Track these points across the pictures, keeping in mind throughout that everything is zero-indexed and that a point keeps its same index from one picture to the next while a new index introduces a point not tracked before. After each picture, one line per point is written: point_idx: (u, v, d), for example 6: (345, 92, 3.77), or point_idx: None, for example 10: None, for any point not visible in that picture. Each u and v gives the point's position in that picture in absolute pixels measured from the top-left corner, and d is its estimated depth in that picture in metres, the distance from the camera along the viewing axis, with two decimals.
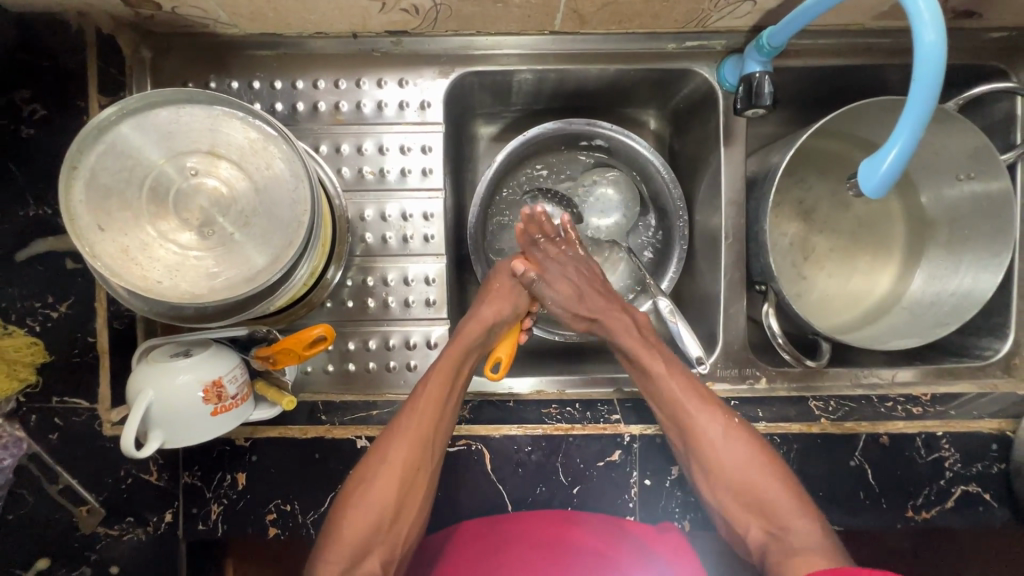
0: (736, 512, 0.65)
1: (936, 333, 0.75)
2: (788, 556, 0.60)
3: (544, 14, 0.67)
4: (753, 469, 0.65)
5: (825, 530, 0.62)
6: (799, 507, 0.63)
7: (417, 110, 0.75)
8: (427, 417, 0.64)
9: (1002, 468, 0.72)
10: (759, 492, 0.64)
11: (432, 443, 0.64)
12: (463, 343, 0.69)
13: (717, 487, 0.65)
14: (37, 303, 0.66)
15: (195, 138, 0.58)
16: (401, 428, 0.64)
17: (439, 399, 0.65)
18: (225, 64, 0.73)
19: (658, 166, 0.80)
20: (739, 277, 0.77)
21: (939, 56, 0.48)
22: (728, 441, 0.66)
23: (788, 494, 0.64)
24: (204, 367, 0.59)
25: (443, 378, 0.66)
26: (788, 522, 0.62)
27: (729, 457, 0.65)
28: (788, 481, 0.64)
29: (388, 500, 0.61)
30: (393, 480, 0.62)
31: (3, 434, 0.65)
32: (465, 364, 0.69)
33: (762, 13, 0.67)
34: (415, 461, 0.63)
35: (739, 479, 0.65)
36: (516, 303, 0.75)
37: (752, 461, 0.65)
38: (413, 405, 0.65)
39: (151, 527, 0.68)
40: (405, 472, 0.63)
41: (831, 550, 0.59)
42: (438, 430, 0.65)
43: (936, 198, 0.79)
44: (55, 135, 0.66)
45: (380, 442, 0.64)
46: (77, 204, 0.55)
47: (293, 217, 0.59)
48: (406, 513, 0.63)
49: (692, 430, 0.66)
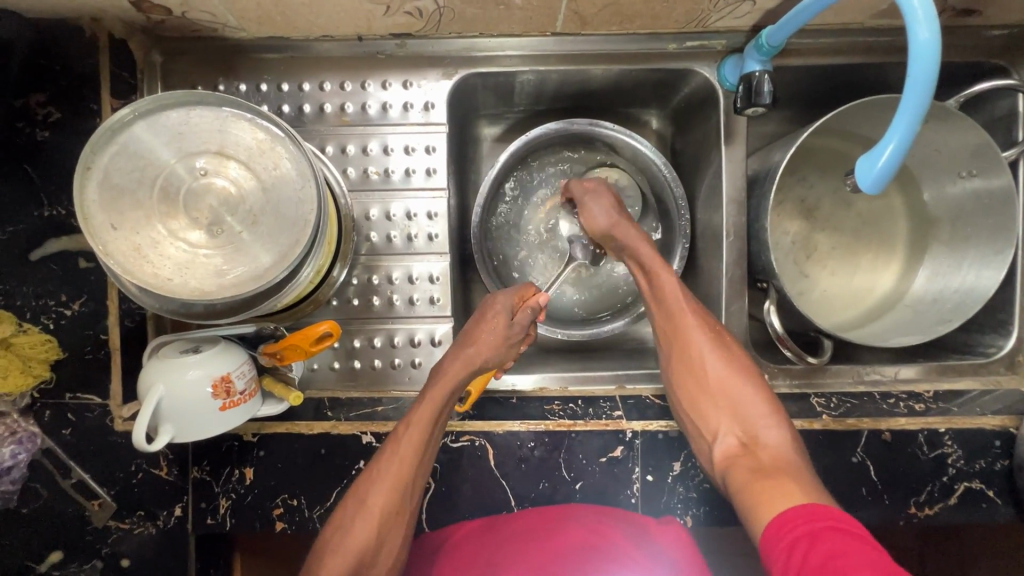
0: (708, 420, 0.65)
1: (938, 329, 0.75)
2: (756, 462, 0.60)
3: (545, 16, 0.68)
4: (731, 379, 0.67)
5: (796, 445, 0.62)
6: (773, 415, 0.64)
7: (421, 110, 0.76)
8: (406, 462, 0.63)
9: (1005, 464, 0.72)
10: (736, 401, 0.65)
11: (411, 483, 0.64)
12: (448, 384, 0.66)
13: (695, 389, 0.67)
14: (50, 302, 0.67)
15: (205, 139, 0.59)
16: (381, 468, 0.63)
17: (419, 443, 0.64)
18: (233, 68, 0.74)
19: (659, 165, 0.80)
20: (741, 274, 0.77)
21: (933, 53, 0.49)
22: (714, 357, 0.67)
23: (762, 403, 0.65)
24: (213, 364, 0.60)
25: (422, 423, 0.65)
26: (761, 434, 0.63)
27: (714, 363, 0.67)
28: (766, 397, 0.65)
29: (371, 531, 0.61)
30: (375, 518, 0.61)
31: (18, 428, 0.66)
32: (445, 412, 0.66)
33: (762, 13, 0.68)
34: (397, 499, 0.63)
35: (717, 387, 0.66)
36: (502, 351, 0.70)
37: (737, 370, 0.67)
38: (395, 444, 0.64)
39: (160, 521, 0.69)
40: (386, 509, 0.62)
41: (797, 462, 0.59)
42: (418, 470, 0.64)
43: (938, 195, 0.80)
44: (68, 138, 0.67)
45: (364, 480, 0.64)
46: (91, 203, 0.56)
47: (300, 216, 0.60)
48: (393, 533, 0.62)
49: (680, 338, 0.69)
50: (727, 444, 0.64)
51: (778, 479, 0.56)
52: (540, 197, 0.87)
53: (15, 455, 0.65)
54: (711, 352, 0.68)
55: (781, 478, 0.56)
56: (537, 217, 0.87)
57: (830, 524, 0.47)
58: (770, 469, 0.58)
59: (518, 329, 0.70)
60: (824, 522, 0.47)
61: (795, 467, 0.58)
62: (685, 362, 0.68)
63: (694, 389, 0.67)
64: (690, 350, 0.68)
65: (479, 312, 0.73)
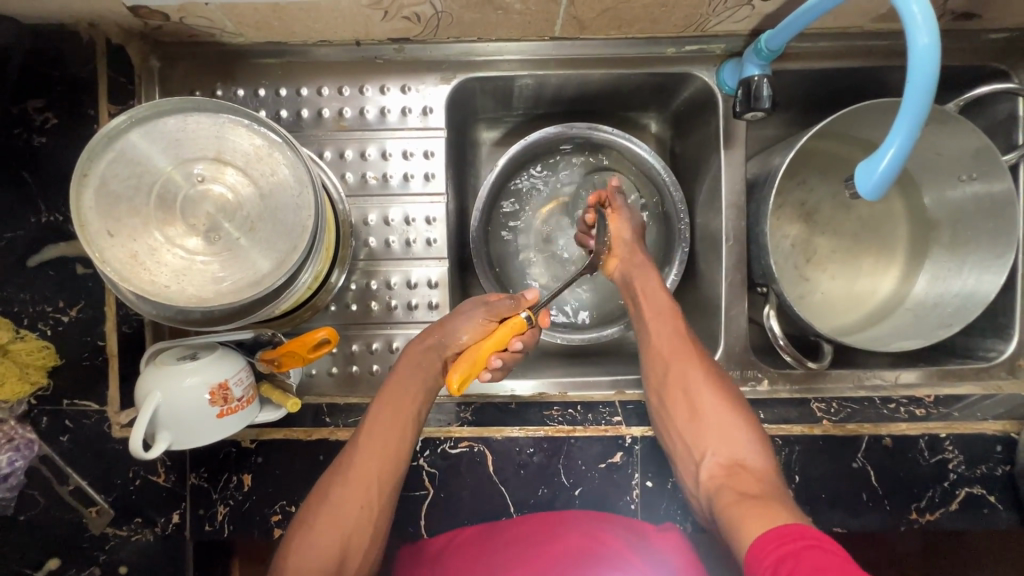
0: (692, 441, 0.63)
1: (939, 333, 0.75)
2: (739, 484, 0.57)
3: (545, 21, 0.68)
4: (718, 400, 0.64)
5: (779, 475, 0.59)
6: (753, 438, 0.62)
7: (419, 115, 0.75)
8: (370, 460, 0.61)
9: (1007, 470, 0.71)
10: (719, 419, 0.63)
11: (377, 485, 0.61)
12: (402, 372, 0.67)
13: (680, 408, 0.65)
14: (48, 308, 0.67)
15: (202, 146, 0.59)
16: (343, 473, 0.61)
17: (381, 438, 0.62)
18: (232, 73, 0.74)
19: (659, 169, 0.80)
20: (741, 278, 0.77)
21: (933, 58, 0.49)
22: (699, 375, 0.66)
23: (747, 429, 0.62)
24: (211, 370, 0.60)
25: (389, 411, 0.64)
26: (744, 458, 0.60)
27: (695, 378, 0.66)
28: (749, 421, 0.63)
29: (336, 534, 0.58)
30: (337, 518, 0.58)
31: (17, 435, 0.66)
32: (408, 393, 0.66)
33: (761, 17, 0.68)
34: (360, 499, 0.59)
35: (703, 406, 0.64)
36: (460, 327, 0.69)
37: (718, 391, 0.65)
38: (358, 440, 0.63)
39: (158, 528, 0.69)
40: (352, 513, 0.59)
41: (781, 489, 0.56)
42: (385, 467, 0.61)
43: (939, 198, 0.79)
44: (66, 143, 0.67)
45: (331, 474, 0.62)
46: (87, 210, 0.56)
47: (297, 221, 0.60)
48: (360, 536, 0.59)
49: (666, 354, 0.68)
50: (712, 466, 0.61)
51: (763, 503, 0.53)
52: (540, 201, 0.87)
53: (13, 462, 0.65)
54: (697, 370, 0.66)
55: (766, 501, 0.53)
56: (536, 223, 0.87)
57: (812, 543, 0.45)
58: (754, 493, 0.55)
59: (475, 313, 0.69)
60: (804, 541, 0.45)
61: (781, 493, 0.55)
62: (670, 379, 0.67)
63: (679, 403, 0.66)
64: (676, 365, 0.67)
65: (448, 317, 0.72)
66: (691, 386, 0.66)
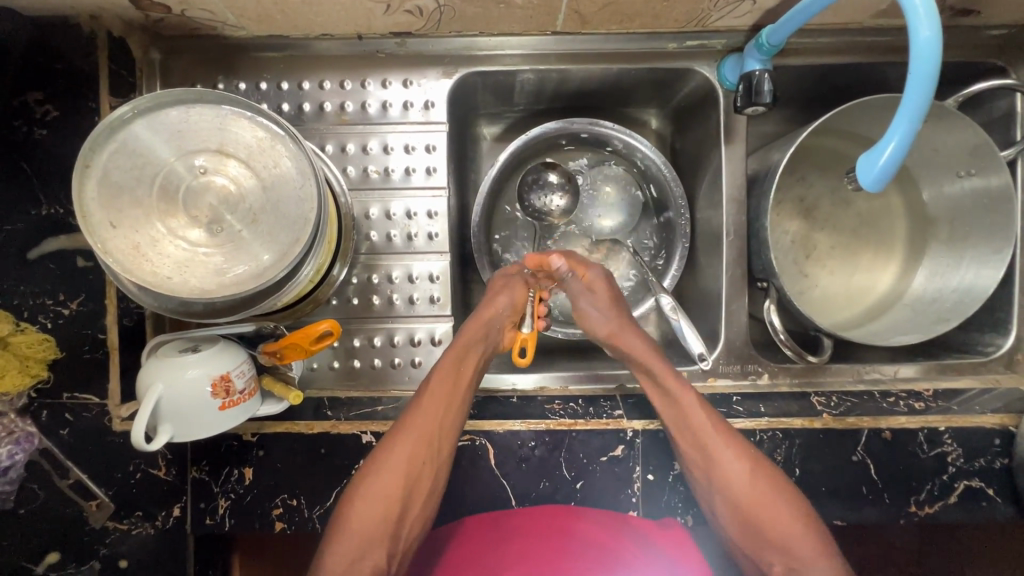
0: (745, 529, 0.67)
1: (936, 329, 0.75)
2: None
3: (547, 15, 0.68)
4: (774, 496, 0.65)
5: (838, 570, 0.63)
6: (813, 539, 0.64)
7: (421, 109, 0.76)
8: (430, 416, 0.64)
9: (1005, 463, 0.72)
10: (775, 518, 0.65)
11: (439, 441, 0.65)
12: (464, 345, 0.69)
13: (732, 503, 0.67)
14: (48, 301, 0.67)
15: (205, 137, 0.59)
16: (403, 430, 0.64)
17: (445, 399, 0.65)
18: (233, 66, 0.74)
19: (659, 165, 0.80)
20: (741, 273, 0.77)
21: (934, 51, 0.49)
22: (749, 475, 0.66)
23: (806, 529, 0.64)
24: (213, 363, 0.60)
25: (450, 376, 0.67)
26: (800, 553, 0.64)
27: (742, 477, 0.66)
28: (805, 517, 0.65)
29: (397, 491, 0.62)
30: (402, 474, 0.63)
31: (17, 429, 0.66)
32: (469, 357, 0.69)
33: (762, 12, 0.68)
34: (422, 453, 0.64)
35: (761, 512, 0.65)
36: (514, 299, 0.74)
37: (768, 490, 0.65)
38: (418, 403, 0.65)
39: (158, 521, 0.69)
40: (409, 467, 0.63)
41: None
42: (445, 427, 0.65)
43: (937, 194, 0.80)
44: (66, 135, 0.67)
45: (387, 437, 0.65)
46: (89, 201, 0.56)
47: (300, 214, 0.60)
48: (419, 488, 0.64)
49: (715, 459, 0.66)
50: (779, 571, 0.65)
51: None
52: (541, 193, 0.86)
53: (13, 455, 0.65)
54: (741, 468, 0.66)
55: None
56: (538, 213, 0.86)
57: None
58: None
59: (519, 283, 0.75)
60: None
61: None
62: (715, 479, 0.67)
63: (731, 507, 0.67)
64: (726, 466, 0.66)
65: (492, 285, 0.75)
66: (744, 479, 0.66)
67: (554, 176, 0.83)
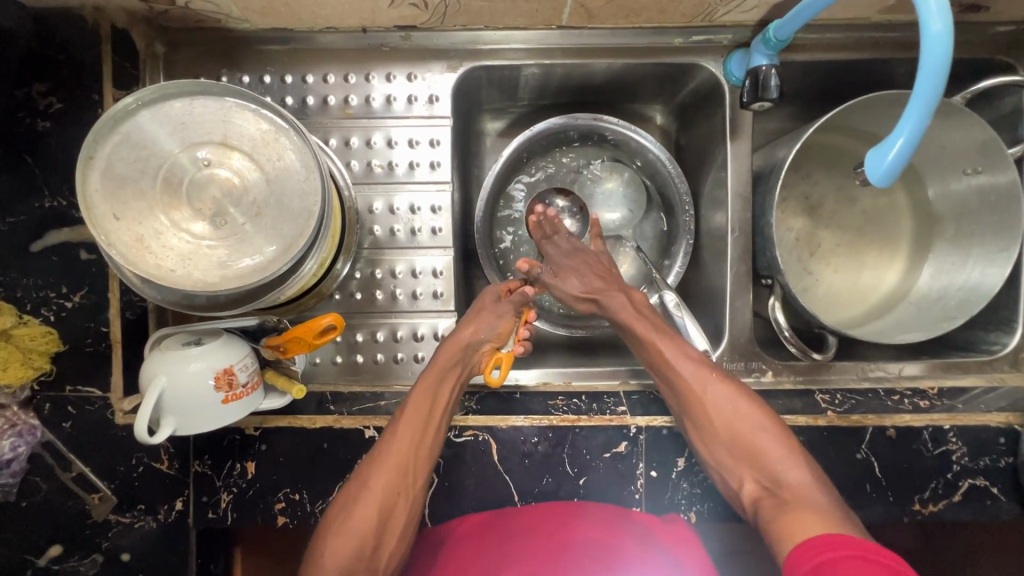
0: (727, 462, 0.64)
1: (942, 326, 0.75)
2: (783, 504, 0.58)
3: (553, 9, 0.67)
4: (745, 420, 0.63)
5: (818, 479, 0.59)
6: (787, 454, 0.61)
7: (425, 103, 0.75)
8: (404, 444, 0.62)
9: (1010, 461, 0.72)
10: (750, 435, 0.63)
11: (414, 468, 0.62)
12: (440, 367, 0.66)
13: (710, 437, 0.64)
14: (52, 294, 0.67)
15: (209, 129, 0.59)
16: (381, 456, 0.61)
17: (419, 425, 0.63)
18: (237, 59, 0.74)
19: (664, 161, 0.80)
20: (746, 269, 0.77)
21: (946, 44, 0.49)
22: (726, 400, 0.64)
23: (784, 447, 0.62)
24: (216, 356, 0.60)
25: (426, 400, 0.64)
26: (776, 467, 0.61)
27: (717, 401, 0.64)
28: (783, 437, 0.63)
29: (373, 517, 0.58)
30: (375, 504, 0.59)
31: (19, 421, 0.66)
32: (446, 382, 0.66)
33: (769, 7, 0.68)
34: (396, 483, 0.60)
35: (734, 427, 0.63)
36: (497, 323, 0.72)
37: (743, 414, 0.64)
38: (393, 433, 0.63)
39: (160, 515, 0.69)
40: (385, 496, 0.59)
41: (826, 499, 0.57)
42: (420, 454, 0.62)
43: (943, 192, 0.79)
44: (69, 127, 0.67)
45: (361, 471, 0.62)
46: (93, 192, 0.56)
47: (303, 208, 0.59)
48: (394, 521, 0.60)
49: (691, 392, 0.65)
50: (750, 487, 0.62)
51: (798, 514, 0.55)
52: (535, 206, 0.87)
53: (15, 447, 0.65)
54: (717, 393, 0.64)
55: (801, 510, 0.55)
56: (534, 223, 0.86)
57: (855, 553, 0.47)
58: (792, 506, 0.57)
59: (507, 309, 0.73)
60: (851, 551, 0.47)
61: (818, 504, 0.56)
62: (697, 414, 0.65)
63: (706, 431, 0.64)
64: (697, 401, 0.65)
65: (475, 303, 0.73)
66: (714, 408, 0.64)
67: (561, 202, 0.85)
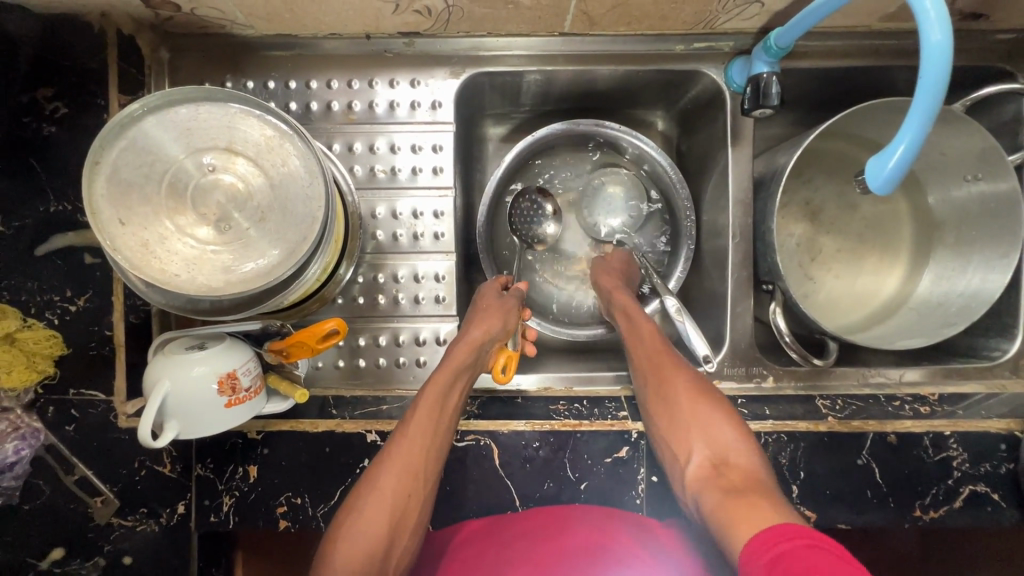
0: (680, 446, 0.62)
1: (943, 332, 0.75)
2: (726, 485, 0.55)
3: (555, 16, 0.68)
4: (705, 407, 0.62)
5: (767, 468, 0.57)
6: (739, 441, 0.59)
7: (428, 109, 0.76)
8: (417, 446, 0.62)
9: (1011, 468, 0.72)
10: (705, 421, 0.61)
11: (425, 473, 0.61)
12: (455, 364, 0.67)
13: (669, 426, 0.63)
14: (55, 297, 0.67)
15: (213, 135, 0.59)
16: (391, 455, 0.61)
17: (430, 425, 0.63)
18: (241, 64, 0.74)
19: (665, 167, 0.80)
20: (746, 276, 0.77)
21: (946, 53, 0.49)
22: (689, 388, 0.64)
23: (737, 434, 0.60)
24: (219, 360, 0.60)
25: (436, 401, 0.64)
26: (724, 451, 0.59)
27: (682, 386, 0.64)
28: (739, 426, 0.61)
29: (386, 521, 0.57)
30: (387, 507, 0.58)
31: (22, 424, 0.66)
32: (457, 384, 0.67)
33: (770, 15, 0.68)
34: (408, 485, 0.60)
35: (690, 409, 0.63)
36: (506, 321, 0.72)
37: (706, 402, 0.63)
38: (402, 434, 0.63)
39: (161, 519, 0.69)
40: (396, 501, 0.58)
41: (769, 486, 0.54)
42: (433, 457, 0.62)
43: (943, 199, 0.79)
44: (75, 133, 0.67)
45: (370, 476, 0.61)
46: (99, 197, 0.56)
47: (307, 214, 0.60)
48: (406, 525, 0.59)
49: (664, 377, 0.66)
50: (694, 469, 0.59)
51: (749, 503, 0.51)
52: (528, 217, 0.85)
53: (18, 451, 0.65)
54: (685, 381, 0.65)
55: (750, 496, 0.52)
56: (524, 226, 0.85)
57: (809, 542, 0.42)
58: (738, 488, 0.54)
59: (512, 305, 0.74)
60: (804, 541, 0.42)
61: (765, 490, 0.53)
62: (665, 399, 0.65)
63: (669, 416, 0.64)
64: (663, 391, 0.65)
65: (476, 303, 0.74)
66: (674, 395, 0.64)
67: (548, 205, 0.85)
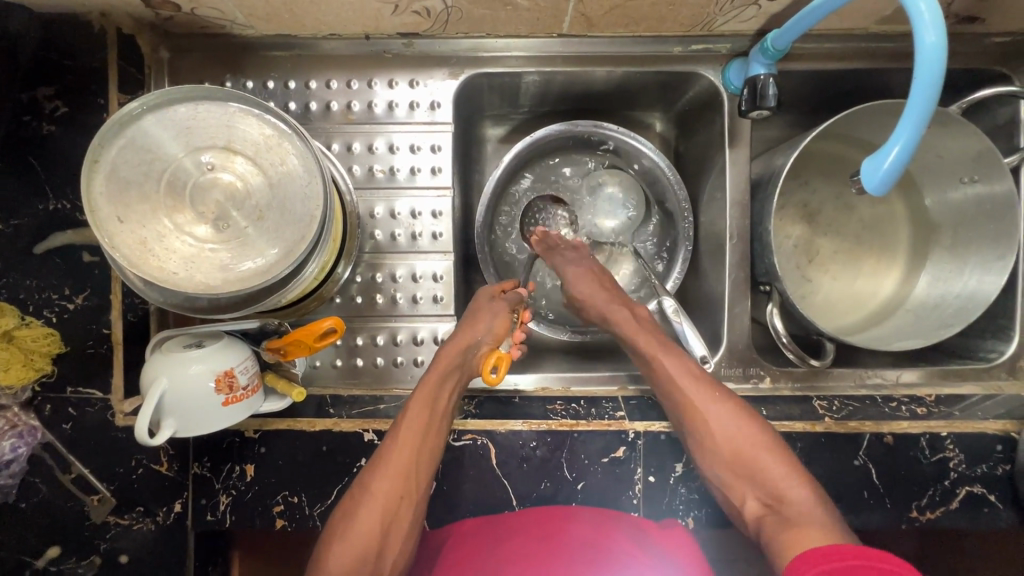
0: (731, 481, 0.64)
1: (939, 334, 0.75)
2: (786, 524, 0.58)
3: (553, 18, 0.68)
4: (747, 438, 0.64)
5: (819, 496, 0.60)
6: (790, 472, 0.62)
7: (426, 110, 0.76)
8: (407, 448, 0.62)
9: (1007, 469, 0.72)
10: (752, 455, 0.63)
11: (415, 474, 0.62)
12: (441, 370, 0.67)
13: (712, 457, 0.65)
14: (54, 295, 0.67)
15: (211, 135, 0.60)
16: (384, 459, 0.62)
17: (421, 430, 0.63)
18: (240, 64, 0.74)
19: (663, 168, 0.81)
20: (744, 277, 0.78)
21: (940, 56, 0.49)
22: (726, 418, 0.65)
23: (784, 464, 0.62)
24: (217, 358, 0.60)
25: (425, 404, 0.64)
26: (776, 483, 0.61)
27: (717, 417, 0.65)
28: (784, 454, 0.63)
29: (377, 524, 0.58)
30: (378, 509, 0.59)
31: (20, 422, 0.66)
32: (446, 385, 0.66)
33: (766, 17, 0.69)
34: (399, 488, 0.60)
35: (731, 443, 0.64)
36: (494, 324, 0.71)
37: (743, 431, 0.64)
38: (393, 439, 0.63)
39: (158, 518, 0.69)
40: (389, 504, 0.59)
41: (830, 518, 0.57)
42: (422, 458, 0.62)
43: (939, 201, 0.80)
44: (75, 131, 0.68)
45: (362, 478, 0.62)
46: (97, 195, 0.56)
47: (306, 212, 0.60)
48: (399, 525, 0.60)
49: (692, 409, 0.65)
50: (754, 506, 0.62)
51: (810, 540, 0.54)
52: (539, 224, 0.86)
53: (15, 448, 0.65)
54: (717, 411, 0.65)
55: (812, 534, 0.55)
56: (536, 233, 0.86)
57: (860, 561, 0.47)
58: (800, 525, 0.57)
59: (503, 307, 0.72)
60: (851, 560, 0.48)
61: (824, 523, 0.56)
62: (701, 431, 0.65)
63: (706, 448, 0.65)
64: (698, 417, 0.65)
65: (472, 308, 0.73)
66: (707, 426, 0.65)
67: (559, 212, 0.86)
